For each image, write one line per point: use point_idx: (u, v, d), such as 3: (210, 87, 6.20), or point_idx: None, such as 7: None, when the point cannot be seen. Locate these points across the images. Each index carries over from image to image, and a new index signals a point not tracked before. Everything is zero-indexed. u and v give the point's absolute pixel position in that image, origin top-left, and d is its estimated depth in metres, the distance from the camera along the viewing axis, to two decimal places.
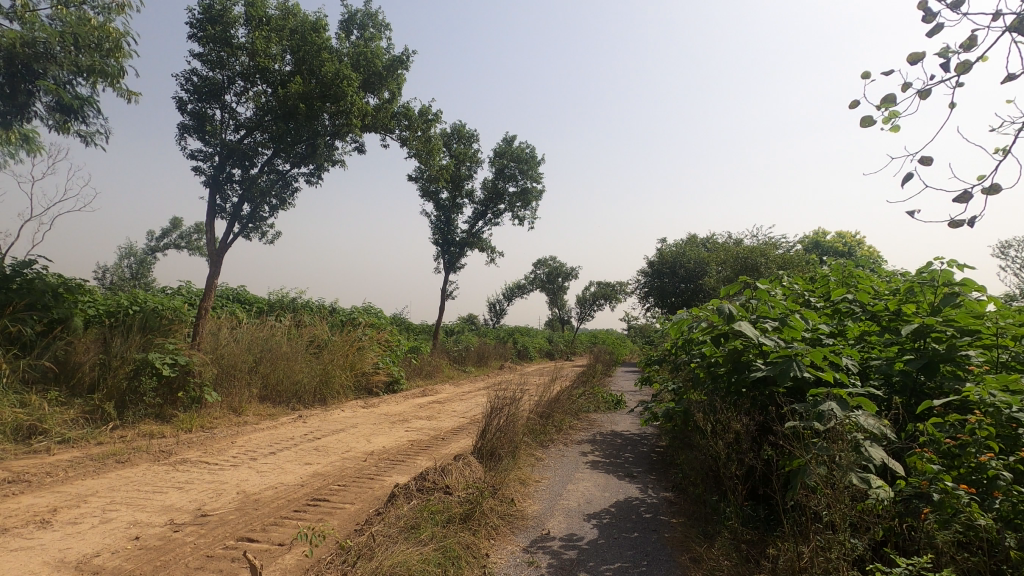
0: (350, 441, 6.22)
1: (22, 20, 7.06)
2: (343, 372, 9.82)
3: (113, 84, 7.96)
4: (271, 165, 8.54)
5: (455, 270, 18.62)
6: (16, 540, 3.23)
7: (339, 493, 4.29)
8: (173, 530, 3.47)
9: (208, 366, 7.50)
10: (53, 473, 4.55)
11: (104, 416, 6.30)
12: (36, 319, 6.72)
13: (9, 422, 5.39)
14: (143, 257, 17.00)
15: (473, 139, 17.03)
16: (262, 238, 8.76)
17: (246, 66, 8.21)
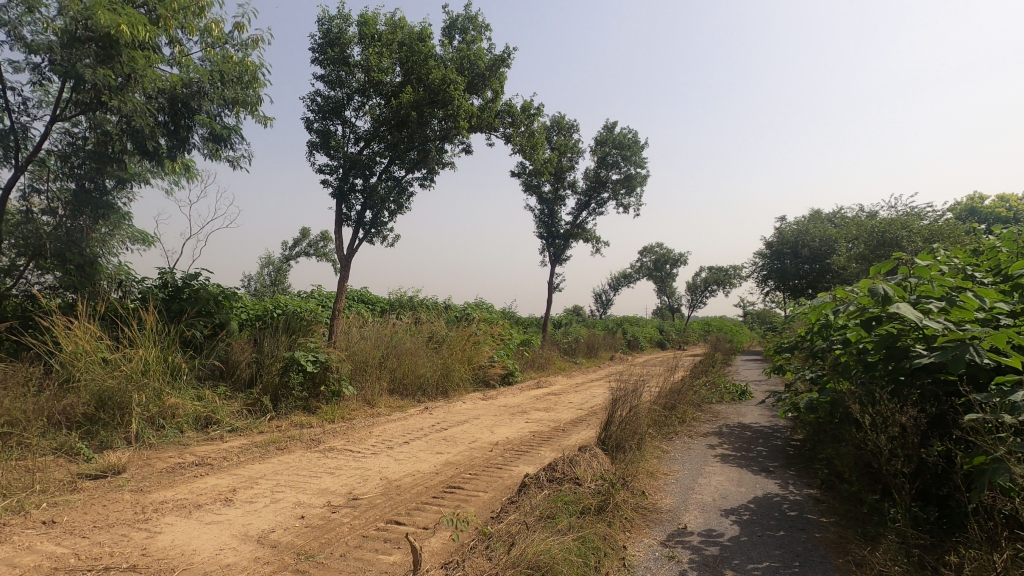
0: (474, 432, 6.47)
1: (181, 65, 8.15)
2: (461, 366, 10.24)
3: (252, 112, 8.91)
4: (388, 172, 9.06)
5: (561, 263, 18.69)
6: (208, 515, 3.74)
7: (472, 481, 4.49)
8: (331, 511, 3.83)
9: (345, 362, 8.17)
10: (228, 458, 5.21)
11: (262, 408, 7.12)
12: (204, 324, 7.75)
13: (191, 413, 6.25)
14: (280, 266, 18.84)
15: (574, 129, 16.92)
16: (384, 242, 9.34)
17: (362, 82, 8.78)
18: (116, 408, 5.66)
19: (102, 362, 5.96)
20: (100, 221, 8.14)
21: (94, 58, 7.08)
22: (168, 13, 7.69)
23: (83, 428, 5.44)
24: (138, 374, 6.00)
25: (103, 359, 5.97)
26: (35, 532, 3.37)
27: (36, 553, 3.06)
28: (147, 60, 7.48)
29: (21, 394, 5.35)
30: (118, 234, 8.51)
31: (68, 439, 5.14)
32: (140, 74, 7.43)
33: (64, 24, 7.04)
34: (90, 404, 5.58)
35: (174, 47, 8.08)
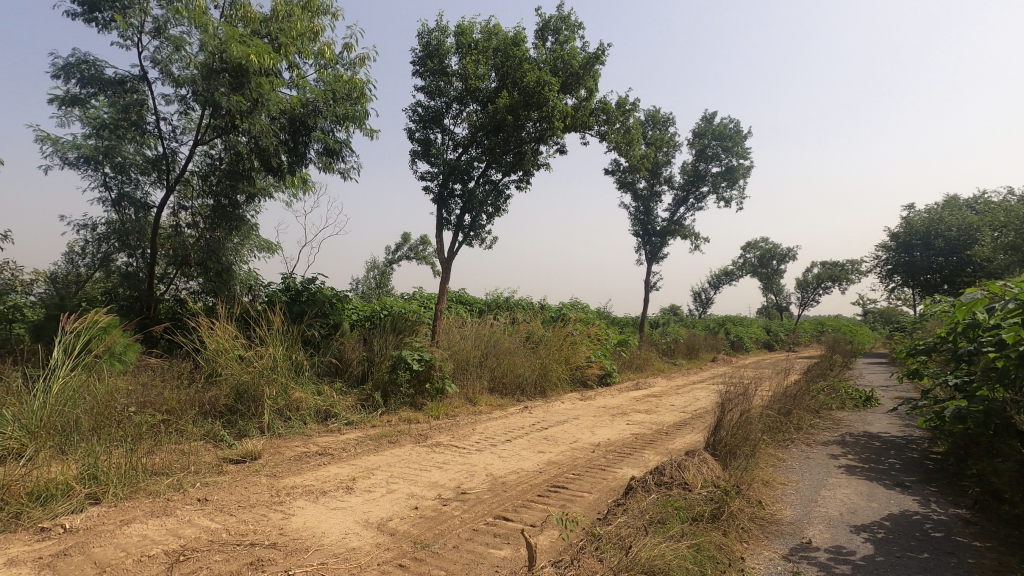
0: (575, 433, 6.45)
1: (299, 86, 8.88)
2: (559, 366, 10.25)
3: (360, 125, 9.50)
4: (485, 176, 9.29)
5: (658, 261, 18.15)
6: (333, 502, 4.04)
7: (576, 482, 4.48)
8: (442, 504, 3.99)
9: (447, 361, 8.47)
10: (347, 449, 5.61)
11: (374, 403, 7.58)
12: (321, 325, 8.41)
13: (313, 406, 6.79)
14: (384, 269, 19.94)
15: (669, 122, 16.37)
16: (482, 244, 9.60)
17: (459, 90, 9.07)
18: (251, 400, 6.29)
19: (238, 359, 6.63)
20: (232, 232, 9.06)
21: (228, 86, 7.91)
22: (287, 40, 8.43)
23: (225, 417, 6.11)
24: (268, 370, 6.61)
25: (239, 356, 6.64)
26: (192, 507, 3.82)
27: (195, 527, 3.47)
28: (271, 84, 8.22)
29: (175, 387, 6.09)
30: (247, 244, 9.44)
31: (212, 427, 5.78)
32: (266, 98, 8.18)
33: (203, 59, 7.93)
34: (230, 396, 6.25)
35: (293, 71, 8.83)
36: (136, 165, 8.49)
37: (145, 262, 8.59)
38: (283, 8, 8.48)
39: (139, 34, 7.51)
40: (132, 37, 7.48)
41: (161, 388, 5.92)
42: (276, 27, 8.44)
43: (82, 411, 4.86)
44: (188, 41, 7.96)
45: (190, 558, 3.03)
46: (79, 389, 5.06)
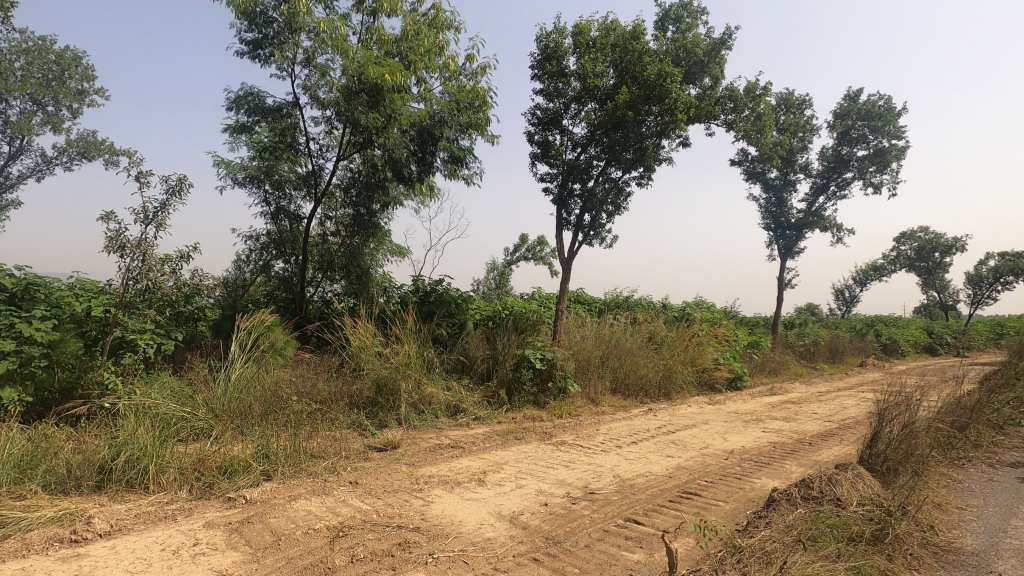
0: (705, 438, 6.15)
1: (426, 99, 9.44)
2: (684, 368, 9.84)
3: (482, 132, 9.88)
4: (605, 174, 9.20)
5: (793, 256, 16.72)
6: (467, 492, 4.25)
7: (710, 489, 4.28)
8: (571, 502, 4.02)
9: (569, 361, 8.49)
10: (476, 443, 5.85)
11: (499, 400, 7.82)
12: (449, 325, 8.88)
13: (443, 401, 7.17)
14: (503, 270, 20.49)
15: (805, 104, 15.01)
16: (602, 243, 9.52)
17: (578, 90, 9.06)
18: (389, 393, 6.81)
19: (377, 355, 7.19)
20: (369, 239, 9.91)
21: (366, 105, 8.61)
22: (417, 57, 9.02)
23: (369, 409, 6.66)
24: (403, 366, 7.10)
25: (378, 352, 7.21)
26: (346, 489, 4.23)
27: (349, 506, 3.84)
28: (403, 100, 8.84)
29: (325, 379, 6.77)
30: (381, 249, 10.25)
31: (357, 418, 6.33)
32: (399, 112, 8.81)
33: (344, 82, 8.70)
34: (372, 389, 6.80)
35: (421, 86, 9.42)
36: (290, 182, 9.58)
37: (297, 268, 9.65)
38: (412, 27, 9.07)
39: (293, 65, 8.43)
40: (287, 68, 8.42)
41: (314, 381, 6.61)
42: (406, 46, 9.06)
43: (254, 399, 5.58)
44: (332, 67, 8.78)
45: (347, 534, 3.36)
46: (251, 380, 5.81)
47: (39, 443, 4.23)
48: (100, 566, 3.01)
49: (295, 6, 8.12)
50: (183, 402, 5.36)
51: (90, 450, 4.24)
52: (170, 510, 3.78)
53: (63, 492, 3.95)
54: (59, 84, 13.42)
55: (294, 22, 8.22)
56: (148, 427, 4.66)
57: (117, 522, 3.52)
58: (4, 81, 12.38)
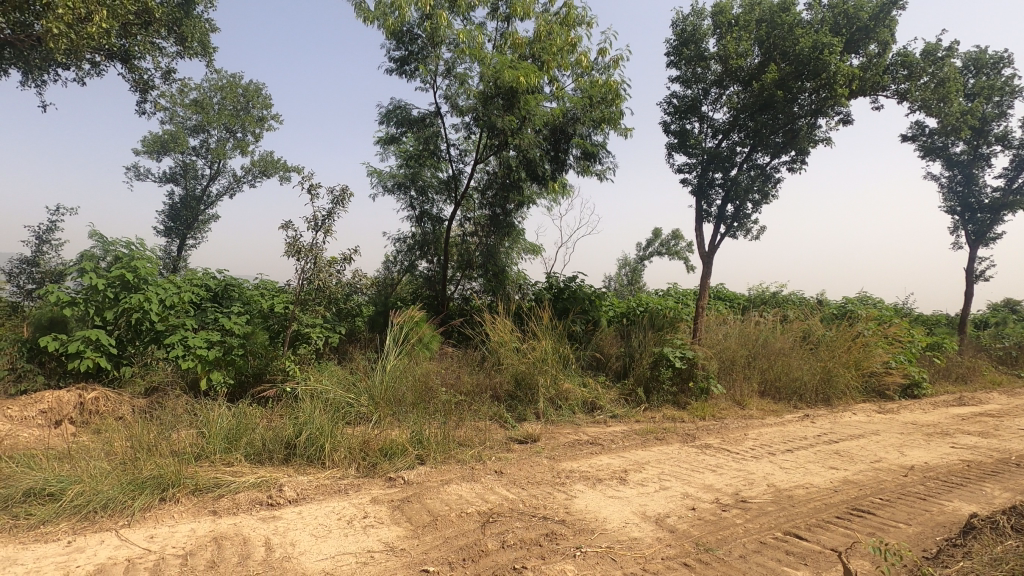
0: (876, 451, 5.47)
1: (559, 98, 9.53)
2: (847, 371, 8.81)
3: (615, 126, 9.73)
4: (751, 161, 8.56)
5: (987, 243, 14.20)
6: (610, 489, 4.22)
7: (886, 508, 3.81)
8: (721, 508, 3.81)
9: (712, 360, 8.03)
10: (616, 441, 5.78)
11: (637, 399, 7.63)
12: (582, 322, 8.94)
13: (580, 398, 7.18)
14: (636, 266, 19.96)
15: (1003, 62, 12.63)
16: (747, 235, 8.89)
17: (718, 73, 8.52)
18: (527, 388, 6.98)
19: (515, 350, 7.41)
20: (504, 238, 10.29)
21: (501, 108, 8.91)
22: (549, 56, 9.14)
23: (508, 402, 6.88)
24: (541, 361, 7.23)
25: (516, 348, 7.42)
26: (492, 477, 4.43)
27: (497, 494, 4.01)
28: (537, 100, 9.01)
29: (468, 373, 7.15)
30: (516, 247, 10.58)
31: (498, 409, 6.58)
32: (533, 113, 8.99)
33: (481, 88, 9.08)
34: (510, 383, 7.02)
35: (554, 85, 9.53)
36: (433, 186, 10.26)
37: (439, 267, 10.30)
38: (544, 27, 9.20)
39: (436, 77, 9.00)
40: (430, 80, 9.00)
41: (458, 374, 7.02)
42: (539, 47, 9.22)
43: (406, 388, 6.08)
44: (470, 75, 9.22)
45: (497, 520, 3.52)
46: (404, 371, 6.34)
47: (241, 418, 4.99)
48: (291, 527, 3.47)
49: (437, 21, 8.63)
50: (348, 388, 6.00)
51: (278, 428, 4.91)
52: (343, 484, 4.25)
53: (260, 462, 4.63)
54: (245, 113, 15.58)
55: (435, 36, 8.75)
56: (322, 410, 5.28)
57: (302, 491, 4.04)
58: (205, 115, 14.92)
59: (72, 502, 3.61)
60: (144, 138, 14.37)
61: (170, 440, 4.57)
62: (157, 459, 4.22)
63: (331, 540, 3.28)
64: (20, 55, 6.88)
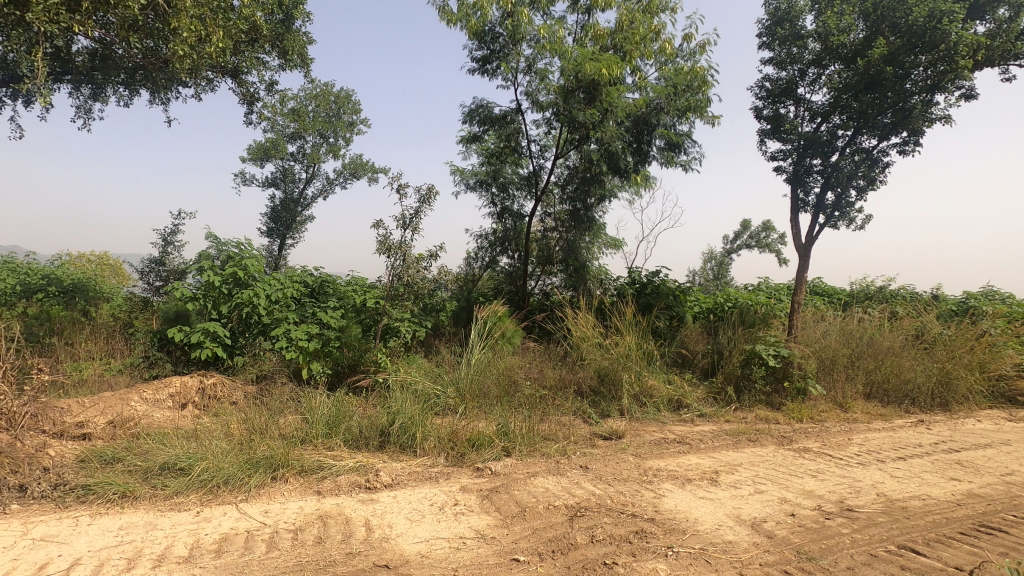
0: (1007, 463, 4.90)
1: (642, 88, 9.31)
2: (970, 374, 7.94)
3: (702, 114, 9.37)
4: (854, 145, 7.93)
5: None
6: (700, 490, 4.10)
7: (1022, 527, 3.42)
8: (824, 516, 3.59)
9: (810, 358, 7.53)
10: (704, 441, 5.59)
11: (726, 398, 7.32)
12: (667, 318, 8.72)
13: (665, 395, 6.99)
14: (722, 260, 19.05)
15: None
16: (850, 225, 8.26)
17: (817, 52, 7.95)
18: (610, 384, 6.89)
19: (598, 346, 7.34)
20: (585, 232, 10.23)
21: (583, 102, 8.83)
22: (632, 46, 8.95)
23: (591, 398, 6.83)
24: (625, 357, 7.10)
25: (598, 343, 7.36)
26: (578, 472, 4.43)
27: (583, 489, 4.02)
28: (619, 92, 8.84)
29: (551, 367, 7.19)
30: (597, 242, 10.47)
31: (582, 405, 6.55)
32: (615, 105, 8.83)
33: (562, 82, 9.04)
34: (593, 378, 6.96)
35: (636, 75, 9.32)
36: (513, 183, 10.38)
37: (521, 263, 10.41)
38: (627, 17, 9.01)
39: (517, 74, 9.07)
40: (511, 77, 9.09)
41: (541, 368, 7.08)
42: (621, 37, 9.06)
43: (491, 381, 6.22)
44: (551, 71, 9.21)
45: (584, 515, 3.52)
46: (488, 364, 6.49)
47: (339, 406, 5.33)
48: (388, 510, 3.67)
49: (518, 19, 8.70)
50: (436, 380, 6.23)
51: (374, 416, 5.20)
52: (434, 472, 4.43)
53: (357, 447, 4.91)
54: (337, 119, 16.49)
55: (517, 34, 8.82)
56: (412, 400, 5.52)
57: (397, 477, 4.26)
58: (301, 123, 15.94)
59: (199, 476, 4.02)
60: (249, 146, 15.60)
61: (278, 424, 4.96)
62: (269, 441, 4.60)
63: (425, 525, 3.43)
64: (150, 76, 7.70)
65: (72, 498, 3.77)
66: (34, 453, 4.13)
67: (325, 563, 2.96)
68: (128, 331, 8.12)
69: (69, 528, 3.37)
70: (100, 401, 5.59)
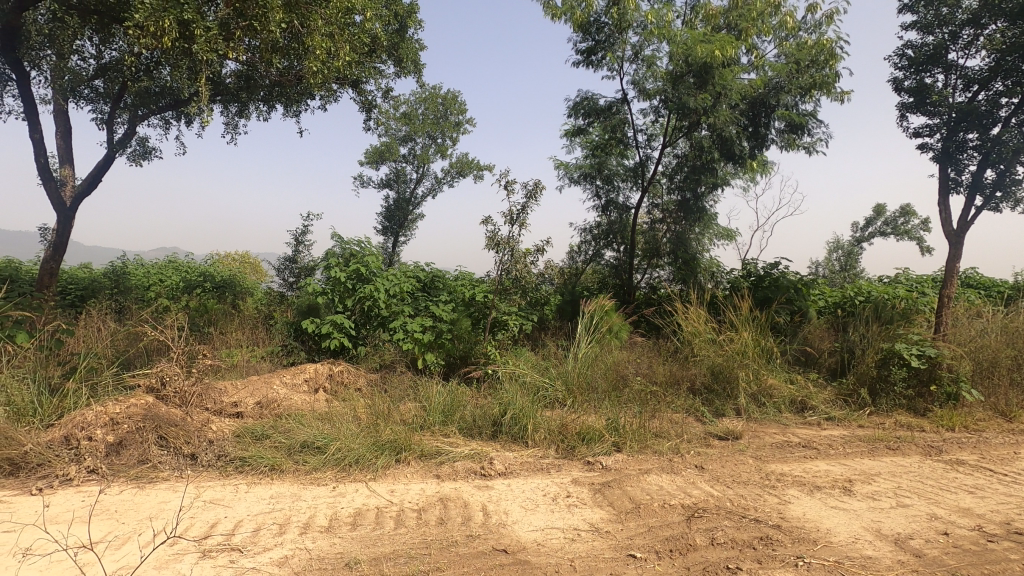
0: None
1: (759, 67, 8.74)
2: None
3: (829, 91, 8.60)
4: (1021, 114, 6.88)
5: None
6: (832, 499, 3.79)
7: None
8: (986, 538, 3.18)
9: (963, 359, 6.65)
10: (834, 446, 5.16)
11: (858, 400, 6.68)
12: (787, 313, 8.14)
13: (787, 396, 6.53)
14: (851, 249, 17.31)
15: None
16: (1015, 207, 7.17)
17: (972, 10, 6.97)
18: (725, 382, 6.55)
19: (711, 341, 7.03)
20: (695, 223, 9.82)
21: (693, 86, 8.44)
22: (748, 24, 8.44)
23: (704, 395, 6.53)
24: (741, 354, 6.73)
25: (711, 339, 7.04)
26: (693, 471, 4.29)
27: (700, 489, 3.89)
28: (733, 73, 8.37)
29: (661, 363, 7.00)
30: (707, 233, 10.03)
31: (694, 403, 6.30)
32: (729, 87, 8.38)
33: (670, 68, 8.72)
34: (707, 375, 6.65)
35: (752, 54, 8.76)
36: (619, 175, 10.20)
37: (626, 256, 10.21)
38: None
39: (623, 63, 8.90)
40: (617, 67, 8.94)
41: (650, 363, 6.92)
42: (736, 15, 8.57)
43: (600, 375, 6.19)
44: (659, 57, 8.91)
45: (702, 516, 3.41)
46: (596, 359, 6.46)
47: (454, 396, 5.58)
48: (502, 498, 3.80)
49: (624, 7, 8.51)
50: (544, 373, 6.31)
51: (486, 406, 5.39)
52: (545, 463, 4.52)
53: (471, 435, 5.12)
54: (444, 120, 17.15)
55: (623, 21, 8.64)
56: (522, 392, 5.65)
57: (510, 466, 4.39)
58: (412, 125, 16.78)
59: (334, 455, 4.42)
60: (366, 150, 16.72)
61: (399, 411, 5.30)
62: (392, 426, 4.93)
63: (539, 514, 3.51)
64: (285, 91, 8.51)
65: (232, 468, 4.31)
66: (202, 426, 4.76)
67: (447, 543, 3.14)
68: (268, 322, 9.07)
69: (231, 493, 3.86)
70: (249, 384, 6.31)
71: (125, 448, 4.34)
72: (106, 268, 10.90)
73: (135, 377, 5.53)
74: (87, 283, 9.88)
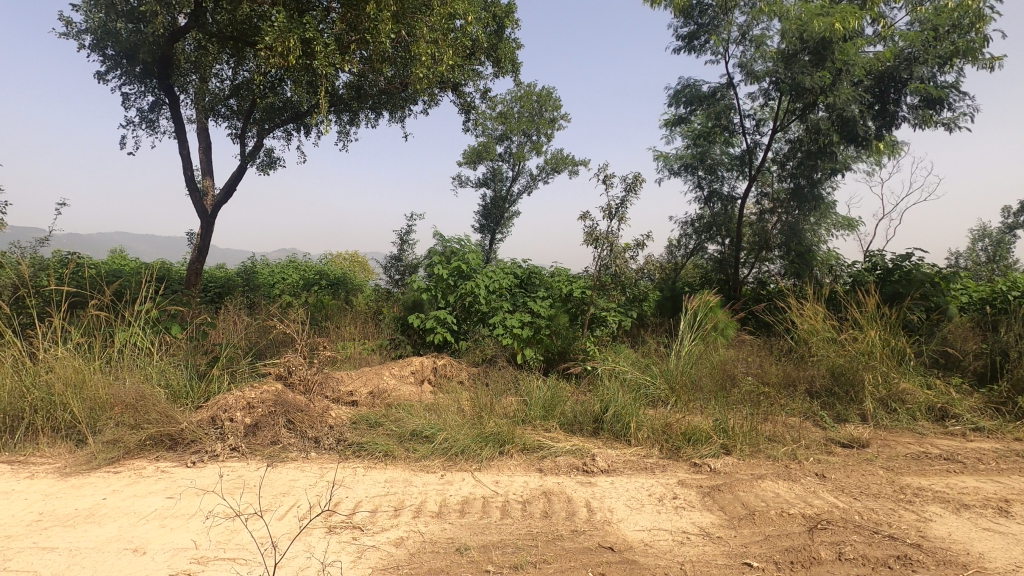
0: None
1: (887, 38, 7.92)
2: None
3: (976, 58, 7.58)
4: None
5: None
6: (984, 520, 3.36)
7: None
8: None
9: None
10: (984, 461, 4.56)
11: (1015, 410, 5.83)
12: (922, 310, 7.31)
13: (924, 402, 5.85)
14: (1000, 237, 15.15)
15: None
16: None
17: None
18: (848, 385, 6.01)
19: (831, 340, 6.50)
20: (810, 213, 9.09)
21: (810, 64, 7.81)
22: None
23: (824, 398, 6.02)
24: (867, 355, 6.15)
25: (831, 337, 6.50)
26: (814, 480, 3.99)
27: (823, 499, 3.60)
28: (856, 47, 7.66)
29: (773, 363, 6.58)
30: (825, 223, 9.25)
31: (812, 406, 5.84)
32: (852, 63, 7.66)
33: (782, 47, 8.14)
34: (827, 377, 6.14)
35: (879, 24, 7.95)
36: (723, 164, 9.68)
37: (732, 249, 9.66)
38: None
39: (728, 45, 8.43)
40: (722, 50, 8.47)
41: (761, 363, 6.52)
42: None
43: (706, 374, 5.94)
44: (769, 36, 8.36)
45: (827, 528, 3.16)
46: (701, 357, 6.20)
47: (555, 391, 5.60)
48: (606, 495, 3.76)
49: None
50: (645, 370, 6.15)
51: (586, 403, 5.36)
52: (649, 462, 4.41)
53: (572, 431, 5.12)
54: (539, 117, 17.23)
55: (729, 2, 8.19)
56: (623, 390, 5.56)
57: (613, 464, 4.34)
58: (508, 124, 17.04)
59: (441, 445, 4.61)
60: (464, 152, 17.23)
61: (501, 405, 5.41)
62: (495, 419, 5.05)
63: (646, 514, 3.44)
64: (392, 98, 9.00)
65: (350, 452, 4.64)
66: (323, 412, 5.17)
67: (553, 536, 3.17)
68: (377, 317, 9.63)
69: (351, 475, 4.16)
70: (362, 375, 6.75)
71: (260, 429, 4.81)
72: (239, 268, 12.14)
73: (266, 365, 6.11)
74: (225, 281, 11.08)
